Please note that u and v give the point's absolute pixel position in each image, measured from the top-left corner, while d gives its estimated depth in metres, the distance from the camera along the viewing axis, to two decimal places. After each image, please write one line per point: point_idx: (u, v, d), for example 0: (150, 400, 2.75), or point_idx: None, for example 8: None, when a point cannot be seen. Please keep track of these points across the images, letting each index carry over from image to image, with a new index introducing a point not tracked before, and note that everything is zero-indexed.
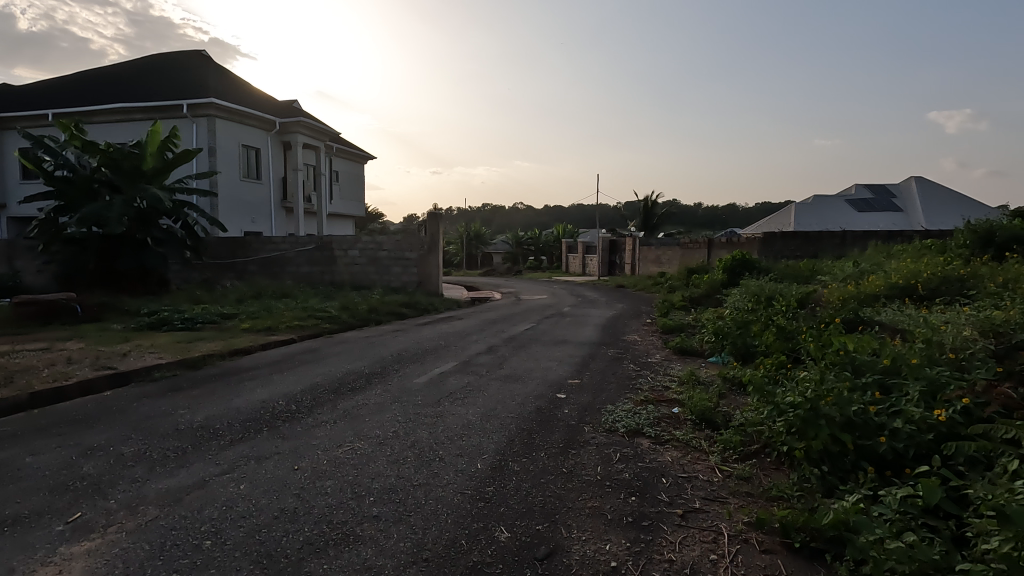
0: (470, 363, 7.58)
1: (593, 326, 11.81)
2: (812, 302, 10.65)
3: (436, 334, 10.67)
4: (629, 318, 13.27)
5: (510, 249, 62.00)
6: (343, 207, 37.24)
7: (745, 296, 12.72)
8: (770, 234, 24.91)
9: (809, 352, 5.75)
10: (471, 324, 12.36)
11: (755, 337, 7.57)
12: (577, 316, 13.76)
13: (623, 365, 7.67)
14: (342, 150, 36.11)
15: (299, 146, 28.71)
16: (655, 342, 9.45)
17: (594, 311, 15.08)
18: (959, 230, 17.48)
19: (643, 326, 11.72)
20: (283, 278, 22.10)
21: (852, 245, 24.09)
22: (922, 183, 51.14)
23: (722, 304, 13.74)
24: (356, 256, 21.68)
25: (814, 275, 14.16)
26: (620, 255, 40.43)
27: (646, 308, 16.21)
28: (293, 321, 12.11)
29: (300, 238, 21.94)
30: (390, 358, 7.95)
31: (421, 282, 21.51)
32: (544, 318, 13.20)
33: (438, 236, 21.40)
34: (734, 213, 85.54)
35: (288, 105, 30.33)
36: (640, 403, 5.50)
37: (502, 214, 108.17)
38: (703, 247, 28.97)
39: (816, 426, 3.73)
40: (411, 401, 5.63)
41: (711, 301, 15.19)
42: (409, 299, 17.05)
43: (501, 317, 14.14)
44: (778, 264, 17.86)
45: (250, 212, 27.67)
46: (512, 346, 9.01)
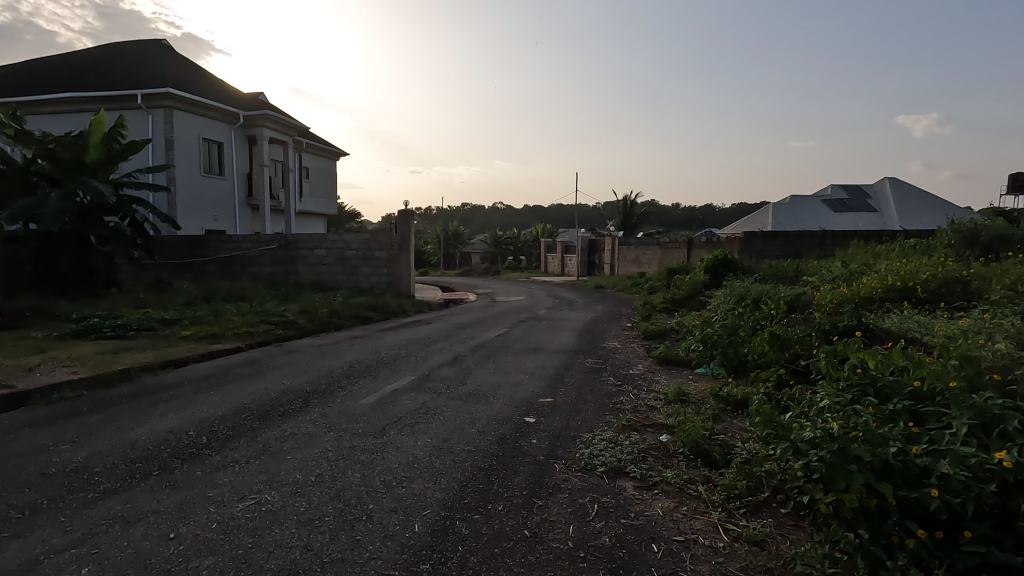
0: (430, 378, 6.67)
1: (570, 331, 10.99)
2: (802, 305, 9.98)
3: (400, 341, 9.72)
4: (609, 322, 12.50)
5: (488, 249, 61.10)
6: (313, 205, 35.90)
7: (731, 298, 12.03)
8: (751, 233, 24.46)
9: (816, 368, 4.97)
10: (440, 329, 11.43)
11: (749, 347, 6.79)
12: (554, 320, 12.93)
13: (601, 378, 6.84)
14: (312, 145, 34.75)
15: (265, 140, 27.38)
16: (637, 350, 8.66)
17: (572, 314, 14.27)
18: (943, 230, 17.13)
19: (624, 331, 10.95)
20: (244, 279, 20.86)
21: (832, 245, 23.77)
22: (896, 184, 51.68)
23: (706, 307, 13.06)
24: (322, 255, 20.56)
25: (800, 276, 13.57)
26: (599, 255, 39.84)
27: (626, 310, 15.47)
28: (243, 327, 11.05)
29: (262, 237, 20.71)
30: (340, 372, 6.99)
31: (391, 283, 20.45)
32: (519, 322, 12.35)
33: (410, 235, 20.36)
34: (711, 214, 85.97)
35: (253, 98, 28.92)
36: (621, 430, 4.67)
37: (481, 213, 107.14)
38: (683, 247, 28.45)
39: (847, 473, 2.92)
40: (349, 430, 4.70)
41: (693, 303, 14.52)
42: (376, 301, 16.04)
43: (473, 320, 13.24)
44: (761, 264, 17.30)
45: (212, 210, 26.28)
46: (479, 356, 8.12)
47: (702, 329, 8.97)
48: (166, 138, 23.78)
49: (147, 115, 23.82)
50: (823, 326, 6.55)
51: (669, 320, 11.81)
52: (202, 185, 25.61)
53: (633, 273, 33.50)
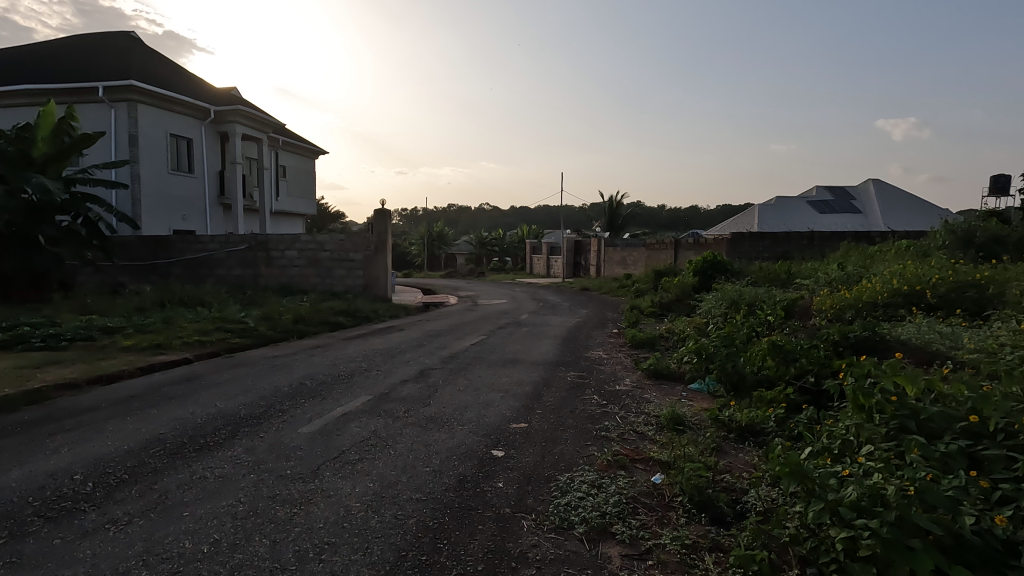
0: (388, 397, 5.82)
1: (553, 338, 10.21)
2: (800, 311, 9.28)
3: (366, 351, 8.86)
4: (595, 328, 11.76)
5: (473, 250, 60.27)
6: (290, 205, 34.75)
7: (722, 303, 11.34)
8: (739, 234, 23.91)
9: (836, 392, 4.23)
10: (413, 337, 10.58)
11: (749, 361, 6.05)
12: (536, 326, 12.14)
13: (583, 396, 6.05)
14: (289, 143, 33.60)
15: (237, 136, 26.25)
16: (624, 361, 7.89)
17: (556, 320, 13.49)
18: (936, 231, 16.64)
19: (610, 338, 10.20)
20: (212, 282, 19.80)
21: (821, 247, 23.29)
22: (880, 185, 51.71)
23: (696, 312, 12.36)
24: (294, 257, 19.57)
25: (794, 279, 12.92)
26: (584, 256, 39.19)
27: (612, 315, 14.72)
28: (195, 335, 10.10)
29: (231, 237, 19.65)
30: (287, 391, 6.12)
31: (367, 285, 19.51)
32: (497, 329, 11.53)
33: (387, 235, 19.42)
34: (696, 215, 85.97)
35: (225, 92, 27.76)
36: (606, 468, 3.88)
37: (466, 214, 106.17)
38: (669, 248, 27.85)
39: (912, 559, 2.15)
40: (275, 471, 3.84)
41: (682, 308, 13.82)
42: (349, 306, 15.11)
43: (449, 326, 12.39)
44: (751, 266, 16.67)
45: (181, 209, 25.14)
46: (449, 369, 7.29)
47: (695, 338, 8.23)
48: (130, 133, 22.62)
49: (109, 109, 22.65)
50: (832, 337, 5.82)
51: (658, 326, 11.09)
52: (169, 183, 24.46)
53: (619, 274, 32.86)
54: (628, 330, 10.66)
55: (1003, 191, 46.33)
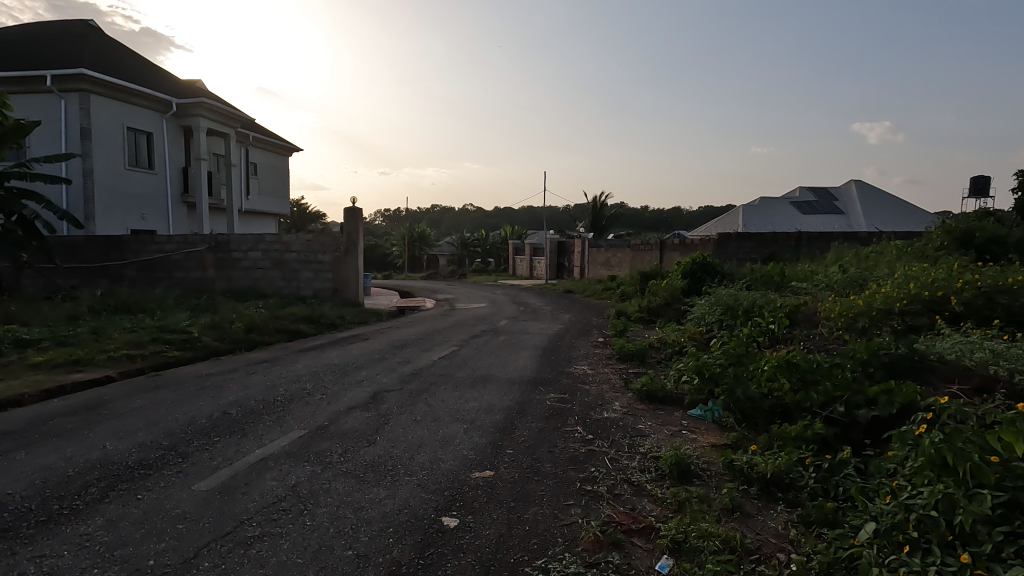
0: (326, 433, 4.74)
1: (532, 349, 9.20)
2: (805, 320, 8.41)
3: (318, 365, 7.77)
4: (579, 336, 10.82)
5: (455, 251, 59.10)
6: (262, 204, 33.30)
7: (716, 310, 10.42)
8: (727, 235, 23.19)
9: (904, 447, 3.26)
10: (377, 347, 9.51)
11: (760, 381, 5.10)
12: (515, 334, 11.15)
13: (564, 426, 5.04)
14: (260, 139, 32.12)
15: (201, 131, 24.82)
16: (611, 378, 6.90)
17: (537, 326, 12.51)
18: (932, 232, 16.01)
19: (595, 348, 9.24)
20: (169, 285, 18.46)
21: (811, 248, 22.66)
22: (862, 187, 51.69)
23: (688, 319, 11.45)
24: (258, 258, 18.30)
25: (790, 283, 12.10)
26: (568, 257, 38.30)
27: (596, 320, 13.77)
28: (125, 348, 8.90)
29: (189, 237, 18.31)
30: (205, 424, 5.01)
31: (337, 289, 18.31)
32: (471, 338, 10.49)
33: (358, 236, 18.24)
34: (679, 217, 85.81)
35: (189, 84, 26.25)
36: (594, 551, 2.86)
37: (450, 215, 104.95)
38: (655, 249, 27.06)
39: None
40: (132, 561, 2.75)
41: (672, 314, 12.90)
42: (312, 312, 13.93)
43: (418, 334, 11.34)
44: (742, 268, 15.87)
45: (139, 206, 23.67)
46: (408, 391, 6.23)
47: (692, 353, 7.27)
48: (82, 126, 21.11)
49: (59, 100, 21.12)
50: (858, 355, 4.91)
51: (646, 334, 10.19)
52: (126, 179, 22.97)
53: (604, 276, 32.04)
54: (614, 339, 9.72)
55: (982, 192, 46.49)
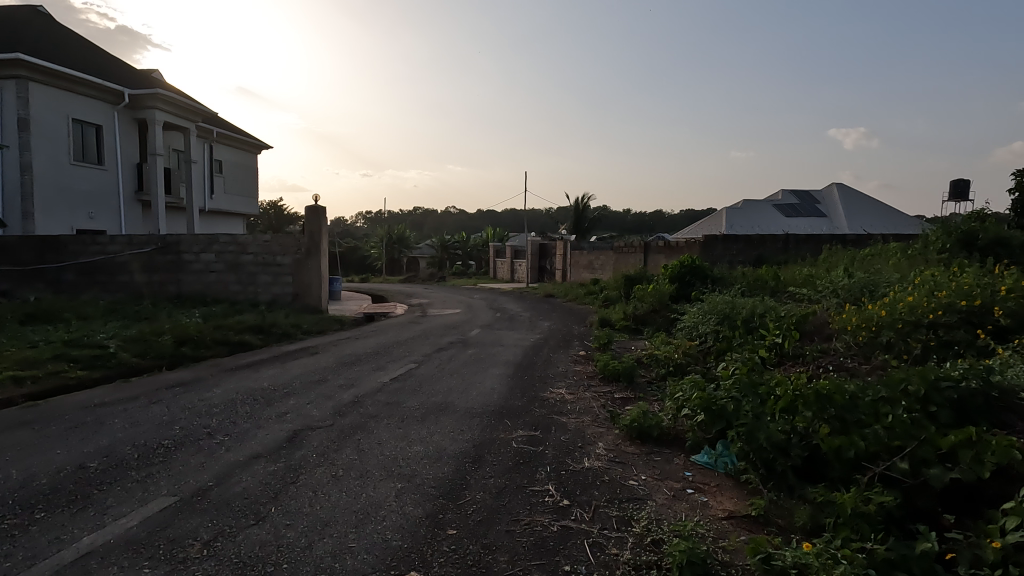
0: (203, 503, 3.44)
1: (503, 366, 7.96)
2: (817, 334, 7.31)
3: (242, 390, 6.43)
4: (559, 349, 9.62)
5: (435, 254, 57.68)
6: (227, 203, 31.59)
7: (711, 320, 9.31)
8: (713, 237, 22.25)
9: None
10: (324, 364, 8.18)
11: (785, 420, 3.93)
12: (486, 346, 9.90)
13: (531, 485, 3.79)
14: (225, 135, 30.43)
15: (157, 125, 23.16)
16: (594, 407, 5.70)
17: (512, 337, 11.30)
18: (930, 234, 15.16)
19: (576, 365, 8.03)
20: (111, 290, 16.85)
21: (799, 251, 21.79)
22: (844, 189, 51.48)
23: (679, 329, 10.32)
24: (211, 261, 16.80)
25: (789, 288, 11.06)
26: (549, 260, 37.21)
27: (578, 329, 12.60)
28: (16, 368, 7.46)
29: (134, 238, 16.72)
30: (44, 486, 3.68)
31: (297, 295, 16.84)
32: (435, 351, 9.22)
33: (321, 236, 16.83)
34: (660, 220, 85.44)
35: (145, 74, 24.55)
36: None
37: (431, 216, 103.39)
38: (639, 251, 26.08)
39: None
40: None
41: (661, 323, 11.77)
42: (263, 320, 12.52)
43: (377, 346, 10.03)
44: (733, 271, 14.86)
45: (87, 205, 21.91)
46: (338, 430, 4.92)
47: (691, 376, 6.11)
48: (19, 116, 19.40)
49: None
50: (913, 388, 3.78)
51: (634, 347, 9.04)
52: (71, 175, 21.23)
53: (586, 279, 30.95)
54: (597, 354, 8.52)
55: (961, 195, 46.52)
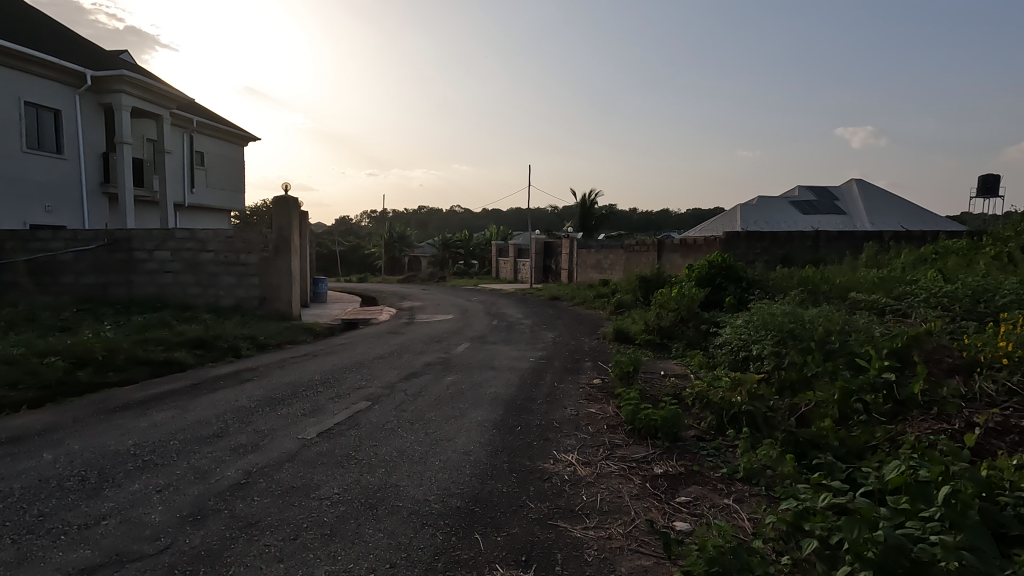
0: None
1: (488, 406, 5.73)
2: (940, 365, 5.11)
3: (85, 455, 4.22)
4: (568, 375, 7.41)
5: (437, 253, 55.54)
6: (211, 198, 29.54)
7: (766, 339, 7.09)
8: (735, 234, 19.98)
9: None
10: (247, 399, 6.00)
11: None
12: (473, 370, 7.68)
13: None
14: (207, 124, 28.40)
15: (124, 110, 21.10)
16: (629, 507, 3.48)
17: (508, 354, 9.11)
18: (1001, 228, 12.84)
19: (590, 406, 5.79)
20: (54, 293, 14.80)
21: (832, 250, 19.50)
22: (864, 185, 48.82)
23: (719, 349, 8.10)
24: (166, 260, 14.67)
25: (854, 294, 8.84)
26: (555, 260, 35.02)
27: (588, 343, 10.40)
28: None
29: (79, 233, 14.60)
30: None
31: (265, 299, 14.66)
32: (404, 378, 7.05)
33: (292, 231, 14.68)
34: (668, 220, 82.87)
35: (113, 56, 22.51)
36: None
37: (435, 215, 101.24)
38: (652, 250, 23.90)
39: None
40: None
41: (692, 340, 9.50)
42: (207, 330, 10.37)
43: (334, 368, 7.83)
44: (769, 273, 12.62)
45: (43, 197, 19.83)
46: (162, 571, 2.68)
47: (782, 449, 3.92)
48: None
49: None
50: None
51: (669, 377, 6.80)
52: (25, 165, 19.17)
53: (594, 280, 28.69)
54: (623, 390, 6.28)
55: (990, 191, 43.75)
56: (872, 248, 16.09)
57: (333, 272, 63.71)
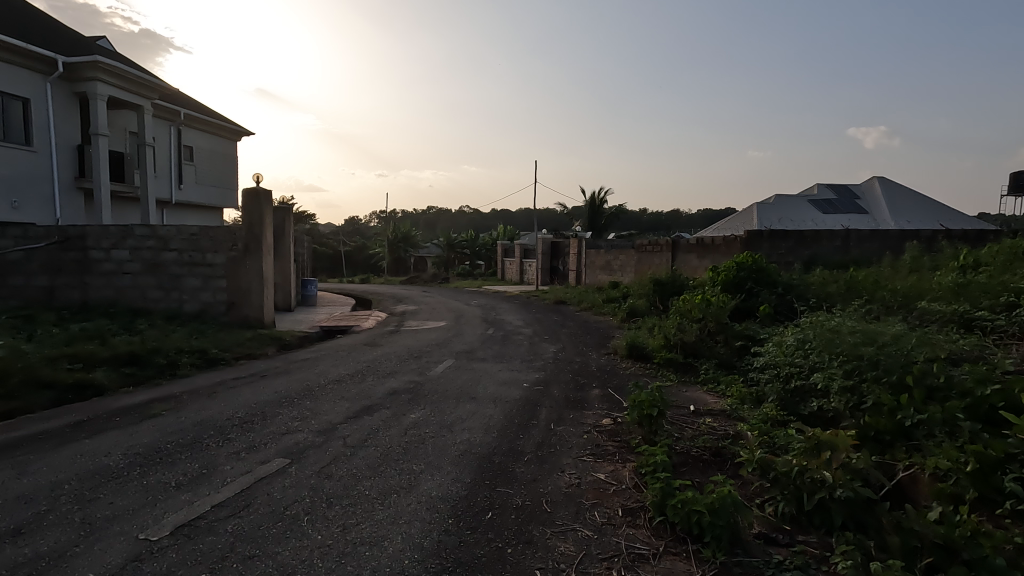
0: None
1: (453, 468, 4.04)
2: None
3: None
4: (569, 410, 5.70)
5: (441, 254, 53.99)
6: (200, 195, 28.16)
7: (831, 367, 5.38)
8: (758, 232, 18.18)
9: None
10: (121, 453, 4.33)
11: None
12: (446, 402, 6.00)
13: None
14: (196, 117, 27.00)
15: (99, 99, 19.71)
16: None
17: (496, 376, 7.43)
18: None
19: (599, 468, 4.10)
20: (4, 297, 13.36)
21: (865, 251, 17.65)
22: (886, 183, 46.61)
23: (764, 378, 6.36)
24: (124, 259, 13.13)
25: (925, 303, 7.12)
26: (562, 260, 33.33)
27: (596, 359, 8.70)
28: None
29: (28, 229, 13.09)
30: None
31: (233, 304, 13.09)
32: (353, 415, 5.37)
33: (264, 228, 13.10)
34: (678, 220, 80.78)
35: (91, 42, 21.13)
36: None
37: (443, 215, 99.76)
38: (666, 250, 22.15)
39: None
40: None
41: (723, 359, 7.75)
42: (145, 343, 8.81)
43: (271, 397, 6.18)
44: (806, 277, 10.87)
45: (10, 192, 18.37)
46: None
47: None
48: None
49: None
50: None
51: (703, 423, 5.08)
52: None
53: (603, 282, 26.93)
54: (642, 443, 4.55)
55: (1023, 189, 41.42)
56: (915, 249, 14.23)
57: (337, 272, 62.36)
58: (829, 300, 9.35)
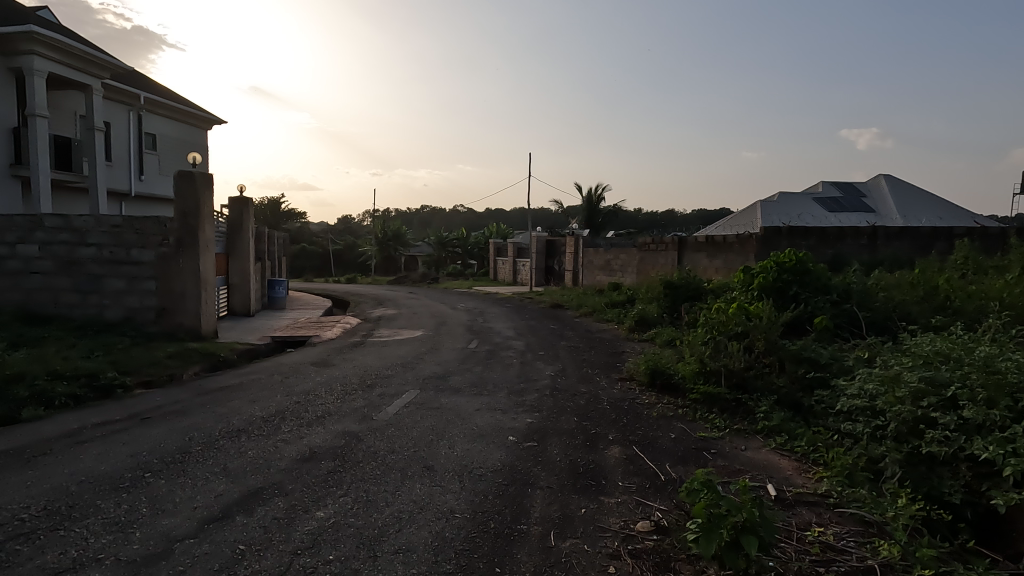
0: None
1: None
2: None
3: None
4: (578, 498, 3.55)
5: (432, 253, 51.74)
6: (165, 187, 25.83)
7: (1016, 442, 3.38)
8: (778, 228, 16.13)
9: None
10: None
11: None
12: (384, 479, 3.81)
13: None
14: (159, 102, 24.67)
15: (36, 76, 17.40)
16: None
17: (471, 421, 5.25)
18: None
19: None
20: None
21: (895, 250, 15.36)
22: (893, 181, 44.62)
23: (867, 436, 4.28)
24: (33, 255, 10.87)
25: None
26: (558, 260, 31.23)
27: (605, 390, 6.59)
28: None
29: None
30: None
31: (164, 310, 10.81)
32: (212, 518, 3.17)
33: (203, 221, 10.90)
34: (675, 220, 78.70)
35: (30, 13, 18.77)
36: None
37: (437, 214, 97.56)
38: (672, 249, 20.08)
39: None
40: None
41: (785, 396, 5.64)
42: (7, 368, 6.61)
43: (113, 469, 3.97)
44: (859, 281, 8.80)
45: None
46: None
47: None
48: None
49: None
50: None
51: (810, 541, 2.98)
52: None
53: (603, 284, 24.83)
54: None
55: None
56: (966, 247, 12.23)
57: (325, 272, 60.05)
58: (897, 322, 7.35)
